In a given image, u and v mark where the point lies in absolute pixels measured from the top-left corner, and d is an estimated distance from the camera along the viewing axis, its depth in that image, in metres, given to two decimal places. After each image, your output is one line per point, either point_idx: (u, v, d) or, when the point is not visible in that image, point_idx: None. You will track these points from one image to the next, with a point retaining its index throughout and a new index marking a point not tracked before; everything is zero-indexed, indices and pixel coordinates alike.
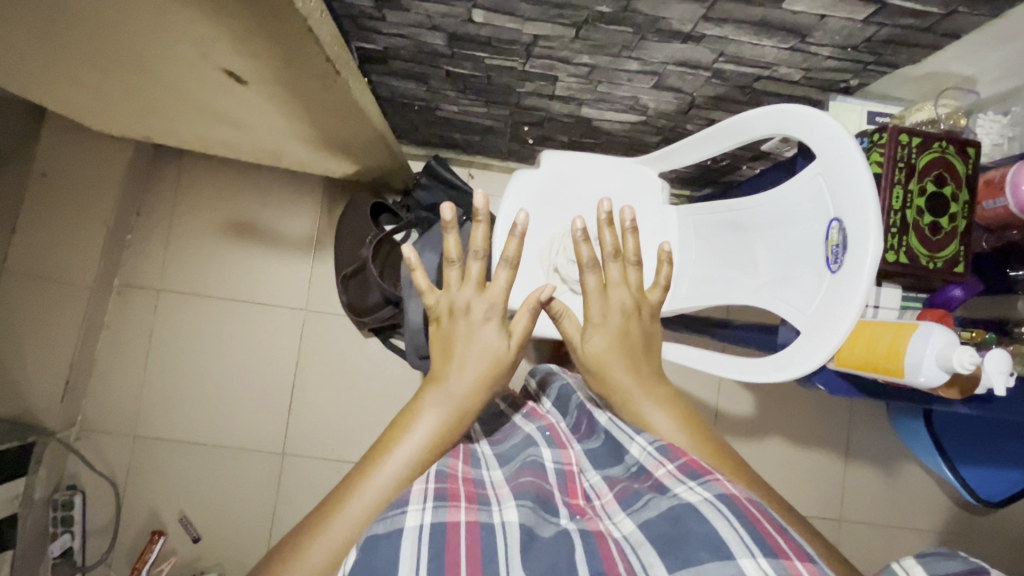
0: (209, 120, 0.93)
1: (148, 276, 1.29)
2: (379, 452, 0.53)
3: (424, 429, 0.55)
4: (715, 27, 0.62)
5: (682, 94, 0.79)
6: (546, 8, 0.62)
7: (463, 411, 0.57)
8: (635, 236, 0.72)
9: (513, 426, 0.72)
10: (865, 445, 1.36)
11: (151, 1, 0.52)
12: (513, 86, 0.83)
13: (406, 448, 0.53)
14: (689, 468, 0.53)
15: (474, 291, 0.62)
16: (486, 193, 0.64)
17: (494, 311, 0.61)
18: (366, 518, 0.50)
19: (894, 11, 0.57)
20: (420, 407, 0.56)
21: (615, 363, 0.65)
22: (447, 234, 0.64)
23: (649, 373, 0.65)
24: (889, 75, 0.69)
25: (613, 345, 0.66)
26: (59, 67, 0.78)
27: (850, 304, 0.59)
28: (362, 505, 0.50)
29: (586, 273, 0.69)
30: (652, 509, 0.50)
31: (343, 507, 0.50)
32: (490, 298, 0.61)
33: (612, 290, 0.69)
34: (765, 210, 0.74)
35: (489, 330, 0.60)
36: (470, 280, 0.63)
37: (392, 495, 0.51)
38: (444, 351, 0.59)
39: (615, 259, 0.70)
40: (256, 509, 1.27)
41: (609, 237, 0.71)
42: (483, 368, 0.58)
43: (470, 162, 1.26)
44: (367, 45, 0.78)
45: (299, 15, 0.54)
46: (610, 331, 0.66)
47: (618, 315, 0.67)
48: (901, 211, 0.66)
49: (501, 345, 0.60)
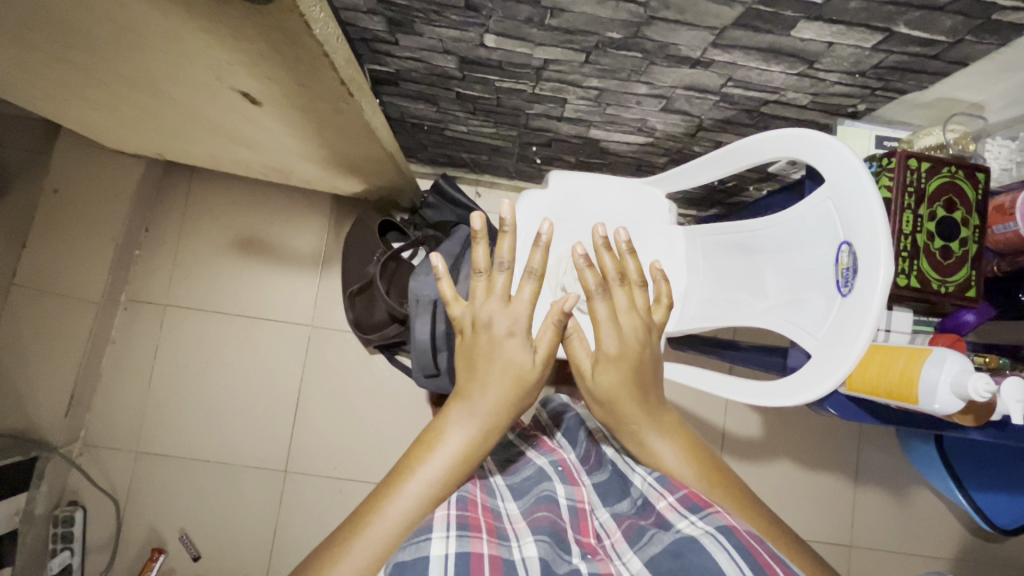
0: (222, 139, 0.95)
1: (155, 291, 1.30)
2: (401, 473, 0.53)
3: (450, 447, 0.54)
4: (724, 53, 0.62)
5: (690, 117, 0.80)
6: (556, 34, 0.63)
7: (488, 430, 0.56)
8: (635, 258, 0.72)
9: (525, 459, 0.73)
10: (875, 469, 1.34)
11: (171, 26, 0.53)
12: (522, 108, 0.84)
13: (431, 467, 0.53)
14: (690, 501, 0.54)
15: (499, 304, 0.60)
16: (511, 203, 0.63)
17: (518, 326, 0.60)
18: (391, 538, 0.49)
19: (902, 39, 0.57)
20: (445, 425, 0.56)
21: (625, 392, 0.63)
22: (476, 244, 0.63)
23: (657, 404, 0.64)
24: (896, 100, 0.69)
25: (625, 376, 0.63)
26: (76, 88, 0.80)
27: (863, 327, 0.59)
28: (387, 525, 0.50)
29: (595, 300, 0.66)
30: (656, 545, 0.51)
31: (366, 526, 0.49)
32: (515, 312, 0.60)
33: (622, 316, 0.66)
34: (773, 232, 0.74)
35: (514, 347, 0.59)
36: (495, 292, 0.61)
37: (416, 517, 0.51)
38: (467, 367, 0.59)
39: (620, 283, 0.68)
40: (257, 528, 1.26)
41: (608, 260, 0.69)
42: (506, 387, 0.58)
43: (478, 181, 1.27)
44: (379, 68, 0.79)
45: (317, 43, 0.54)
46: (621, 363, 0.64)
47: (632, 344, 0.65)
48: (912, 235, 0.66)
49: (526, 361, 0.59)
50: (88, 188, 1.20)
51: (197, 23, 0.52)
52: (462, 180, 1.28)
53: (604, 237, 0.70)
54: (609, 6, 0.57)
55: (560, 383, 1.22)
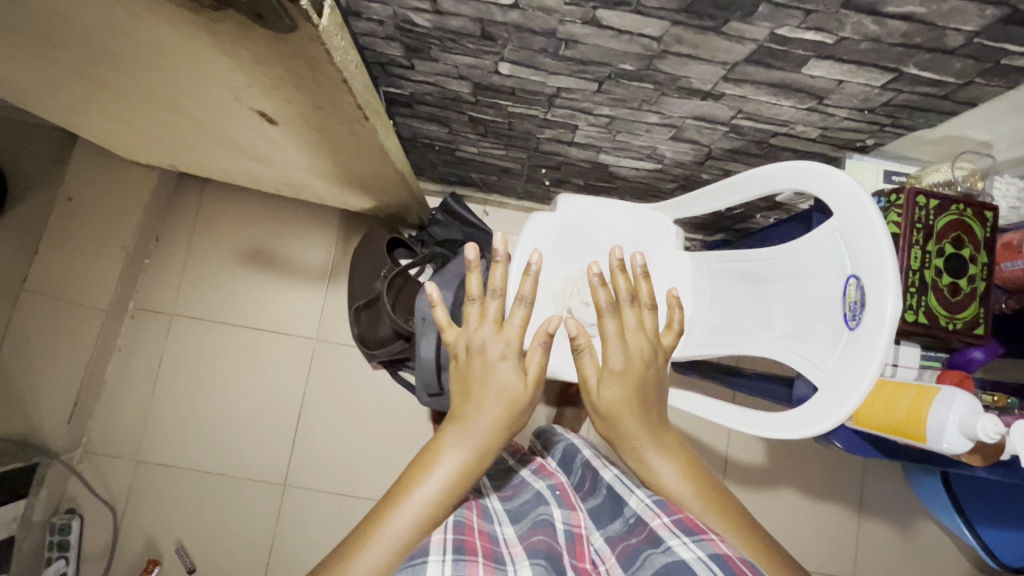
0: (236, 154, 0.96)
1: (163, 299, 1.31)
2: (399, 492, 0.53)
3: (447, 467, 0.54)
4: (734, 87, 0.63)
5: (699, 146, 0.80)
6: (570, 64, 0.64)
7: (484, 453, 0.56)
8: (649, 281, 0.71)
9: (523, 482, 0.73)
10: (879, 502, 1.32)
11: (194, 48, 0.55)
12: (533, 132, 0.85)
13: (426, 488, 0.53)
14: (684, 524, 0.53)
15: (491, 329, 0.62)
16: (505, 234, 0.64)
17: (510, 350, 0.60)
18: (386, 560, 0.49)
19: (911, 79, 0.58)
20: (441, 446, 0.56)
21: (628, 412, 0.64)
22: (470, 273, 0.63)
23: (657, 421, 0.65)
24: (904, 137, 0.70)
25: (629, 392, 0.64)
26: (97, 102, 0.82)
27: (871, 361, 0.59)
28: (382, 546, 0.50)
29: (604, 317, 0.67)
30: (648, 568, 0.51)
31: (364, 546, 0.49)
32: (507, 337, 0.61)
33: (629, 335, 0.67)
34: (780, 263, 0.75)
35: (506, 369, 0.59)
36: (489, 318, 0.63)
37: (412, 538, 0.51)
38: (463, 390, 0.59)
39: (631, 302, 0.69)
40: (253, 542, 1.25)
41: (622, 282, 0.70)
42: (501, 410, 0.58)
43: (486, 200, 1.28)
44: (394, 90, 0.80)
45: (337, 70, 0.55)
46: (625, 379, 0.65)
47: (637, 361, 0.66)
48: (919, 271, 0.66)
49: (518, 384, 0.59)
50: (102, 197, 1.22)
51: (220, 46, 0.53)
52: (470, 199, 1.30)
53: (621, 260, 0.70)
54: (623, 39, 0.58)
55: (563, 404, 1.22)
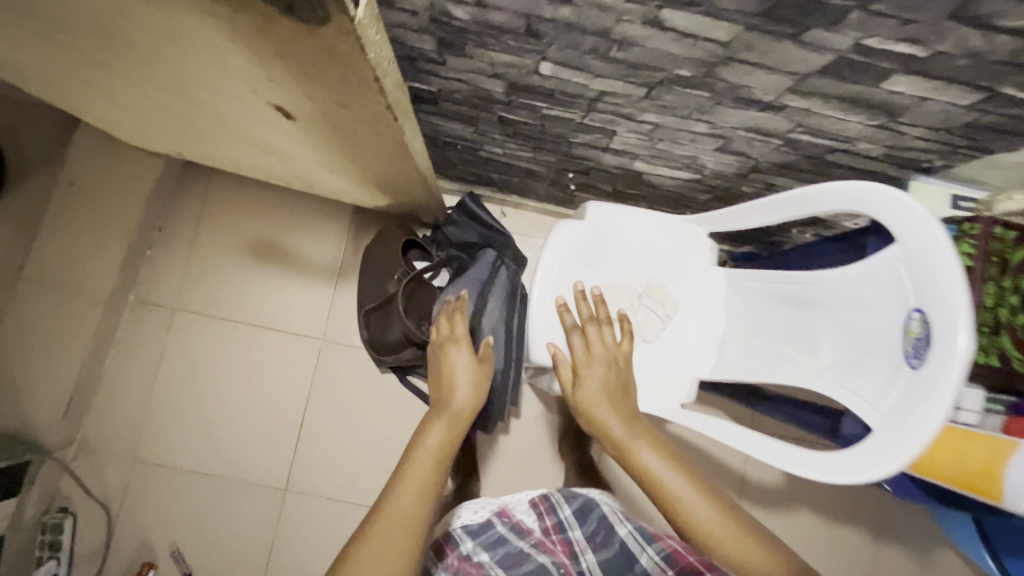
0: (246, 146, 0.90)
1: (165, 292, 1.26)
2: (413, 452, 0.71)
3: (439, 429, 0.74)
4: (800, 99, 0.57)
5: (746, 158, 0.75)
6: (619, 67, 0.59)
7: (463, 412, 0.77)
8: (603, 303, 0.84)
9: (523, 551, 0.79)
10: (901, 529, 1.27)
11: (207, 34, 0.49)
12: (565, 136, 0.80)
13: (431, 442, 0.72)
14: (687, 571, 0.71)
15: (445, 333, 0.88)
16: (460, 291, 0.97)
17: (459, 343, 0.86)
18: (413, 503, 0.66)
19: (1003, 99, 0.52)
20: (433, 416, 0.76)
21: (599, 405, 0.78)
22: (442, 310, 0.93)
23: (628, 415, 0.77)
24: (978, 160, 0.64)
25: (595, 391, 0.78)
26: (101, 87, 0.76)
27: (936, 405, 0.54)
28: (409, 493, 0.66)
29: (570, 336, 0.83)
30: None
31: (395, 498, 0.66)
32: (455, 335, 0.87)
33: (594, 348, 0.81)
34: (829, 289, 0.71)
35: (461, 355, 0.84)
36: (442, 328, 0.88)
37: (428, 481, 0.68)
38: (438, 378, 0.83)
39: (592, 322, 0.83)
40: (253, 548, 1.20)
41: (584, 307, 0.84)
42: (467, 380, 0.81)
43: (505, 201, 1.22)
44: (420, 86, 0.74)
45: (371, 68, 0.50)
46: (592, 382, 0.79)
47: (599, 365, 0.80)
48: (994, 310, 0.63)
49: (470, 362, 0.83)
50: (104, 183, 1.16)
51: (239, 35, 0.47)
52: (488, 199, 1.24)
53: (580, 289, 0.84)
54: (685, 43, 0.52)
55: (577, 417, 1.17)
